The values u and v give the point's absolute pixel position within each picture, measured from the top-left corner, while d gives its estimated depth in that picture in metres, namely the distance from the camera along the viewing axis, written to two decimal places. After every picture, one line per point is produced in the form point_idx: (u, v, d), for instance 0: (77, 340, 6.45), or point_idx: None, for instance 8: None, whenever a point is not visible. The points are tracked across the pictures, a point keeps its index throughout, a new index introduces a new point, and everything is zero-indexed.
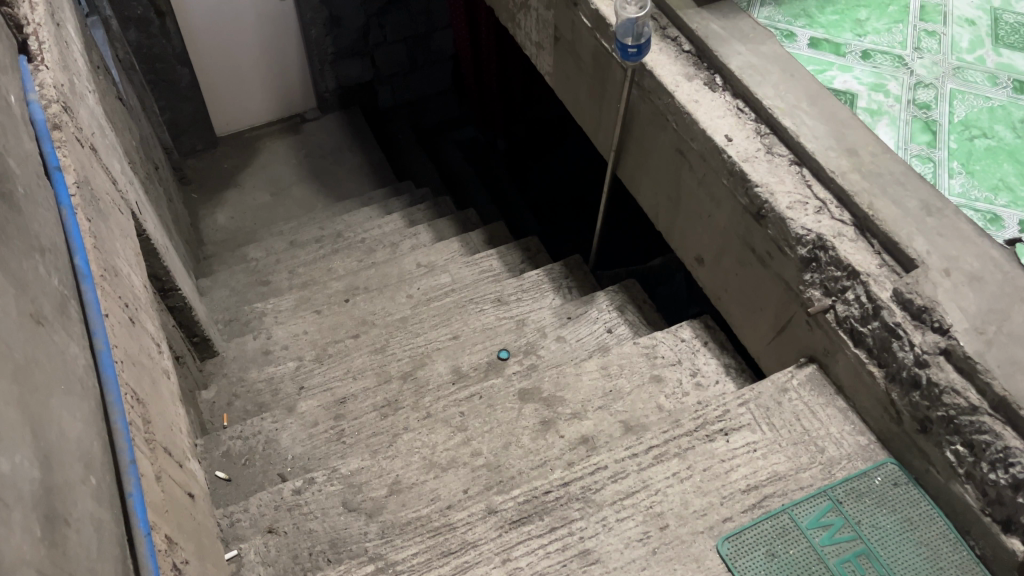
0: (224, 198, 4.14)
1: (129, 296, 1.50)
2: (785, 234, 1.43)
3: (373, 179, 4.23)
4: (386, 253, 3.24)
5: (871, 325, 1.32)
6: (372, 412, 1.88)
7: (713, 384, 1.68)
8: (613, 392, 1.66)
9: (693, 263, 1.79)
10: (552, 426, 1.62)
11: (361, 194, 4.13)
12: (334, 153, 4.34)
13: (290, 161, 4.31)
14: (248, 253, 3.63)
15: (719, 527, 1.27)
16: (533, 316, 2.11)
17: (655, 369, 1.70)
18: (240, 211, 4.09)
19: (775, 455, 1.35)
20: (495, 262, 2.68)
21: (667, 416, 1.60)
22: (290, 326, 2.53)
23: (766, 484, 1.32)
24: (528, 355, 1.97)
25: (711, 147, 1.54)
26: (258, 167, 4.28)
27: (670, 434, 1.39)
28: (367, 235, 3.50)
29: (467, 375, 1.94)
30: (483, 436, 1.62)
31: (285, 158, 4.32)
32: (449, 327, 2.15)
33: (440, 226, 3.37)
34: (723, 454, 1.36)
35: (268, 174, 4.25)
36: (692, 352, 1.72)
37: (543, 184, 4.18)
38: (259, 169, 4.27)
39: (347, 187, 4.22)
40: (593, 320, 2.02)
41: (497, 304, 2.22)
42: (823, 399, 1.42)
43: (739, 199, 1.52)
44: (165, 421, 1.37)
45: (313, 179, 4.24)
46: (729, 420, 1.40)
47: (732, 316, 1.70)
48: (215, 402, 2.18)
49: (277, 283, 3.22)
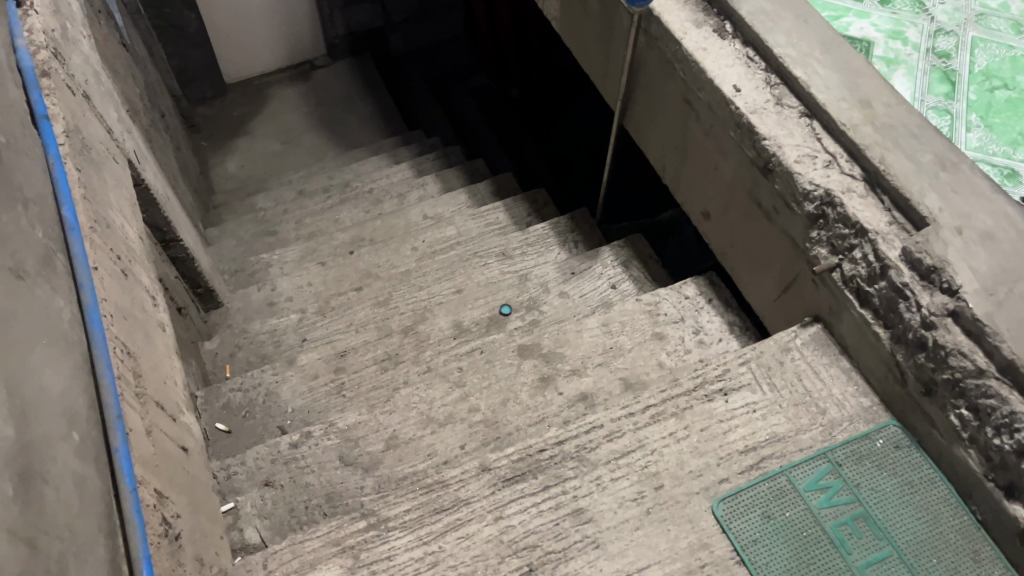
0: (233, 146, 4.10)
1: (124, 249, 1.49)
2: (792, 190, 1.38)
3: (383, 129, 4.19)
4: (393, 204, 3.21)
5: (877, 285, 1.28)
6: (372, 365, 1.87)
7: (716, 343, 1.65)
8: (614, 349, 1.64)
9: (698, 218, 1.73)
10: (551, 383, 1.60)
11: (370, 143, 4.10)
12: (343, 102, 4.30)
13: (299, 109, 4.27)
14: (256, 203, 3.63)
15: (714, 489, 1.26)
16: (537, 270, 2.08)
17: (658, 326, 1.67)
18: (250, 158, 4.06)
19: (775, 417, 1.33)
20: (501, 215, 2.64)
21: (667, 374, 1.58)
22: (295, 278, 2.53)
23: (764, 445, 1.30)
24: (530, 310, 1.93)
25: (719, 97, 1.48)
26: (267, 115, 4.23)
27: (668, 394, 1.36)
28: (376, 185, 3.49)
29: (469, 329, 1.92)
30: (482, 392, 1.60)
31: (294, 105, 4.28)
32: (452, 280, 2.23)
33: (448, 176, 3.32)
34: (722, 414, 1.33)
35: (277, 123, 4.21)
36: (696, 310, 1.69)
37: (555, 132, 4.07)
38: (267, 117, 4.22)
39: (356, 136, 4.18)
40: (597, 275, 1.98)
41: (501, 258, 2.27)
42: (827, 359, 1.39)
43: (746, 153, 1.47)
44: (158, 375, 1.36)
45: (322, 128, 4.20)
46: (729, 379, 1.37)
47: (737, 273, 1.66)
48: (217, 352, 2.16)
49: (285, 235, 3.20)
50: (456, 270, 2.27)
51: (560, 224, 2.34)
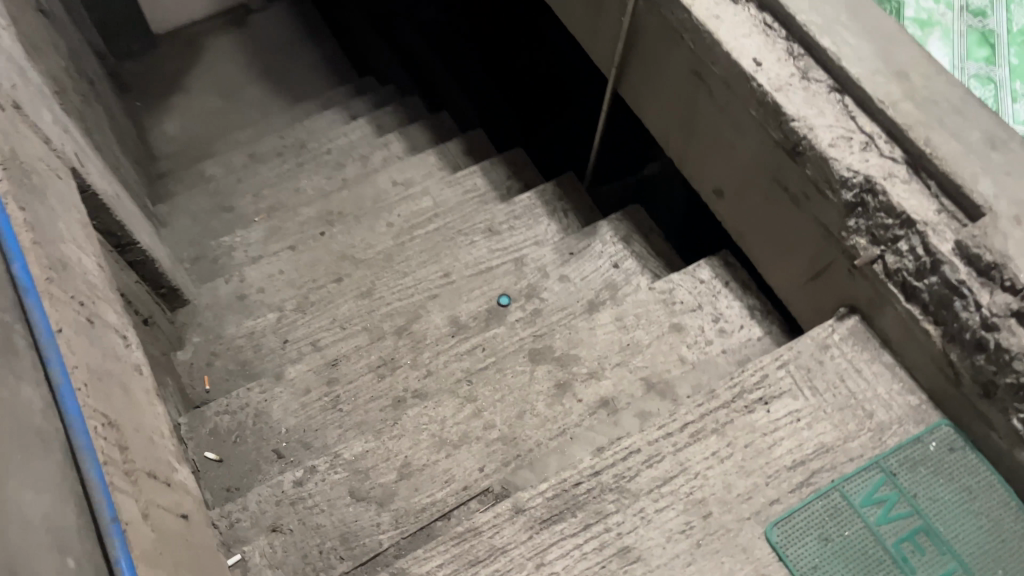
0: (170, 104, 3.84)
1: (85, 288, 1.31)
2: (826, 176, 1.26)
3: (331, 78, 4.02)
4: (357, 168, 3.01)
5: (927, 280, 1.19)
6: (368, 374, 1.73)
7: (738, 330, 1.56)
8: (631, 346, 1.54)
9: (710, 195, 1.61)
10: (568, 389, 1.50)
11: (322, 95, 3.90)
12: (287, 48, 4.10)
13: (238, 60, 4.03)
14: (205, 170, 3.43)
15: (766, 513, 1.18)
16: (531, 251, 1.95)
17: (675, 317, 1.57)
18: (190, 116, 3.82)
19: (820, 425, 1.25)
20: (479, 181, 2.48)
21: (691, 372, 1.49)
22: (265, 266, 2.36)
23: (813, 458, 1.22)
24: (530, 299, 1.81)
25: (737, 73, 1.34)
26: (203, 68, 3.98)
27: (705, 408, 1.27)
28: (333, 145, 3.25)
29: (467, 324, 1.79)
30: (495, 406, 1.49)
31: (232, 55, 4.04)
32: (439, 264, 2.09)
33: (413, 132, 3.12)
34: (765, 427, 1.25)
35: (216, 76, 3.96)
36: (713, 295, 1.59)
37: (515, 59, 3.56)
38: (204, 70, 3.97)
39: (303, 86, 4.00)
40: (598, 255, 1.86)
41: (488, 234, 2.14)
42: (868, 354, 1.31)
43: (770, 133, 1.33)
44: (145, 435, 1.22)
45: (265, 80, 3.99)
46: (769, 386, 1.28)
47: (756, 254, 1.55)
48: (193, 363, 2.00)
49: (243, 210, 2.99)
50: (442, 252, 2.13)
51: (547, 192, 2.20)
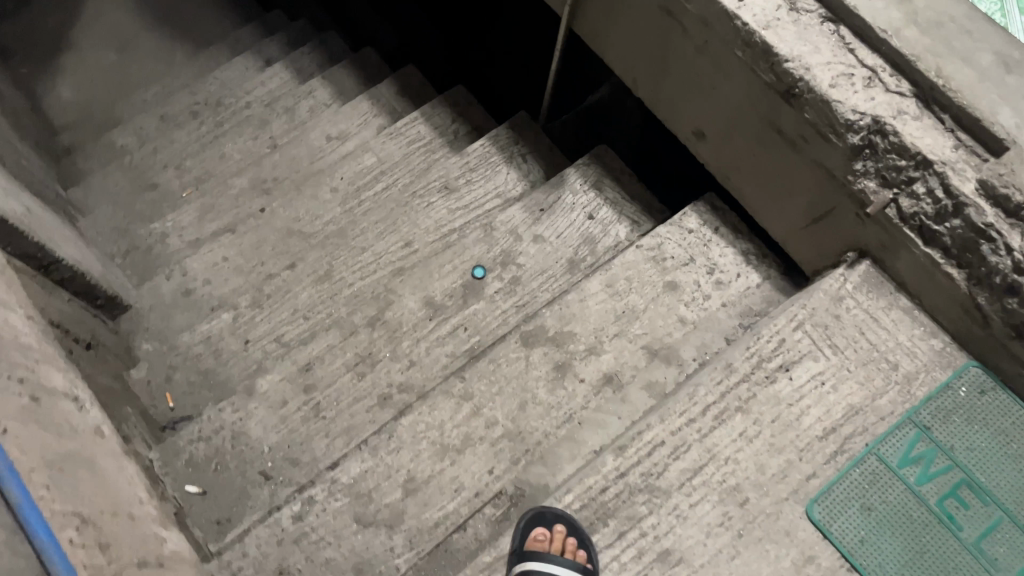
0: (57, 67, 3.44)
1: (19, 354, 1.14)
2: (828, 119, 1.14)
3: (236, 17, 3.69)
4: (283, 125, 2.77)
5: (949, 223, 1.10)
6: (346, 374, 1.61)
7: (735, 280, 1.47)
8: (627, 313, 1.45)
9: (690, 138, 1.49)
10: (568, 370, 1.41)
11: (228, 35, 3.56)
12: None
13: (125, 6, 3.64)
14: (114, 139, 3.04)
15: (804, 490, 1.12)
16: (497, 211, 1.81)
17: (667, 275, 1.48)
18: (84, 79, 3.43)
19: (846, 386, 1.18)
20: (422, 129, 2.30)
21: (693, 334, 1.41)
22: (206, 254, 2.17)
23: (844, 423, 1.16)
24: (506, 267, 1.69)
25: (716, 11, 1.20)
26: (88, 20, 3.59)
27: (725, 385, 1.19)
28: (252, 95, 2.98)
29: (443, 303, 1.67)
30: (494, 400, 1.39)
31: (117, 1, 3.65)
32: (398, 233, 1.95)
33: (337, 75, 2.87)
34: (789, 397, 1.18)
35: (104, 27, 3.58)
36: (704, 245, 1.50)
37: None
38: (89, 22, 3.58)
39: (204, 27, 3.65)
40: (570, 208, 1.75)
41: (445, 193, 2.00)
42: (884, 302, 1.23)
43: (759, 75, 1.20)
44: (124, 514, 1.09)
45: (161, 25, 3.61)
46: (788, 351, 1.21)
47: (746, 196, 1.44)
48: (150, 380, 1.85)
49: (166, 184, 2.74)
50: (399, 220, 1.98)
51: (500, 137, 2.05)
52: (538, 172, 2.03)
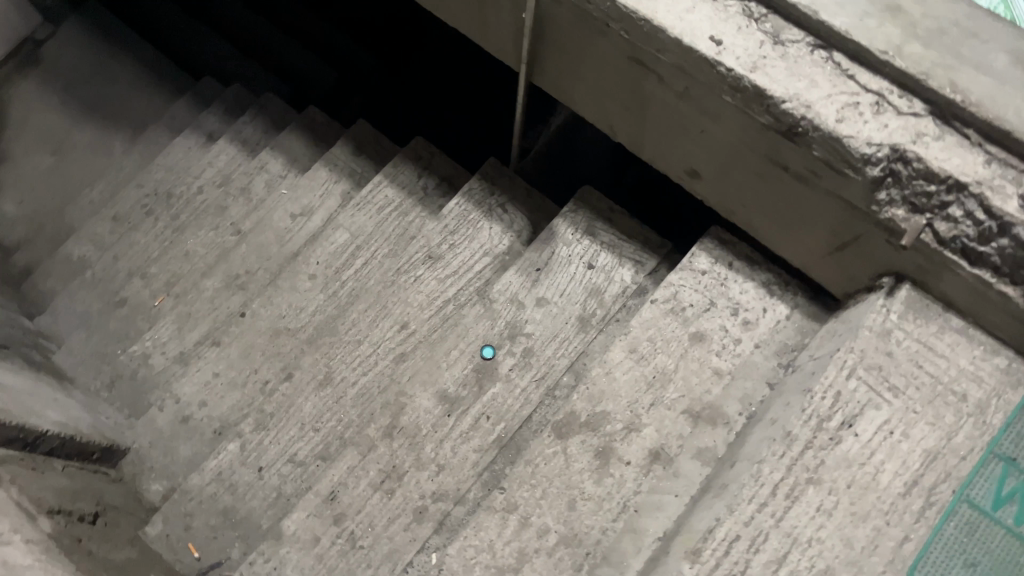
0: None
1: None
2: (841, 155, 1.05)
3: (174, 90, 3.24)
4: (242, 207, 2.53)
5: (997, 243, 1.01)
6: (375, 494, 1.50)
7: (763, 316, 1.38)
8: (659, 378, 1.35)
9: (684, 176, 1.39)
10: (611, 455, 1.31)
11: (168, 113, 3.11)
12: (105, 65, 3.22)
13: (49, 97, 3.11)
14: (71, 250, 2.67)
15: (900, 558, 1.03)
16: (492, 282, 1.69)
17: (691, 326, 1.38)
18: (20, 188, 2.93)
19: (917, 429, 1.09)
20: (390, 192, 2.17)
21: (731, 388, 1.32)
22: (195, 375, 2.04)
23: (925, 472, 1.07)
24: (516, 340, 1.59)
25: (695, 58, 1.11)
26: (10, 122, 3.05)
27: (789, 457, 1.09)
28: (199, 181, 2.67)
29: (458, 394, 1.56)
30: (540, 505, 1.29)
31: (39, 94, 3.11)
32: (391, 316, 1.82)
33: (286, 141, 2.70)
34: (860, 455, 1.08)
35: (30, 126, 3.05)
36: (721, 284, 1.40)
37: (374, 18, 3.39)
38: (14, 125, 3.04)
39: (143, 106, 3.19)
40: (567, 262, 1.65)
41: (430, 263, 1.88)
42: (935, 326, 1.14)
43: (754, 115, 1.12)
44: None
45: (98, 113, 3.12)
46: (847, 404, 1.11)
47: (757, 229, 1.35)
48: (169, 533, 1.72)
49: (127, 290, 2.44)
50: (388, 301, 1.85)
51: (475, 191, 1.95)
52: (521, 219, 1.93)
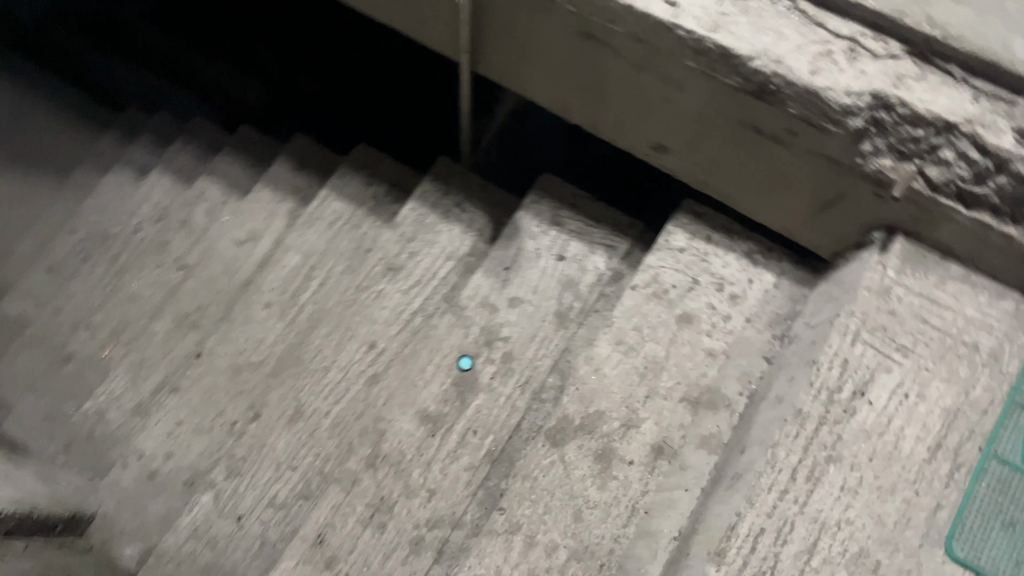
0: None
1: None
2: (819, 109, 0.99)
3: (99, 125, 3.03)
4: (185, 239, 2.37)
5: (993, 183, 0.96)
6: (367, 530, 1.40)
7: (749, 288, 1.30)
8: (651, 367, 1.27)
9: (649, 153, 1.31)
10: (612, 456, 1.23)
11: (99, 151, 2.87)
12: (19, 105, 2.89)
13: None
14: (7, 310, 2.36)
15: (934, 528, 0.97)
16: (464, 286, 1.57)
17: (676, 308, 1.30)
18: None
19: (933, 387, 1.02)
20: (337, 206, 2.08)
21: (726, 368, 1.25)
22: (156, 426, 1.92)
23: (947, 432, 1.00)
24: (494, 346, 1.50)
25: (652, 24, 1.04)
26: None
27: (804, 437, 1.02)
28: (135, 217, 2.49)
29: (440, 412, 1.47)
30: (545, 520, 1.21)
31: None
32: (357, 336, 1.73)
33: (224, 168, 2.58)
34: (877, 424, 1.02)
35: None
36: (702, 260, 1.33)
37: (299, 22, 3.33)
38: None
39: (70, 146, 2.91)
40: (535, 256, 1.56)
41: (391, 275, 1.79)
42: (934, 277, 1.08)
43: (721, 78, 1.05)
44: None
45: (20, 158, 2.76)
46: (856, 372, 1.04)
47: (733, 197, 1.28)
48: None
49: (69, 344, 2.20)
50: (351, 322, 1.75)
51: (428, 193, 1.88)
52: (480, 218, 1.85)
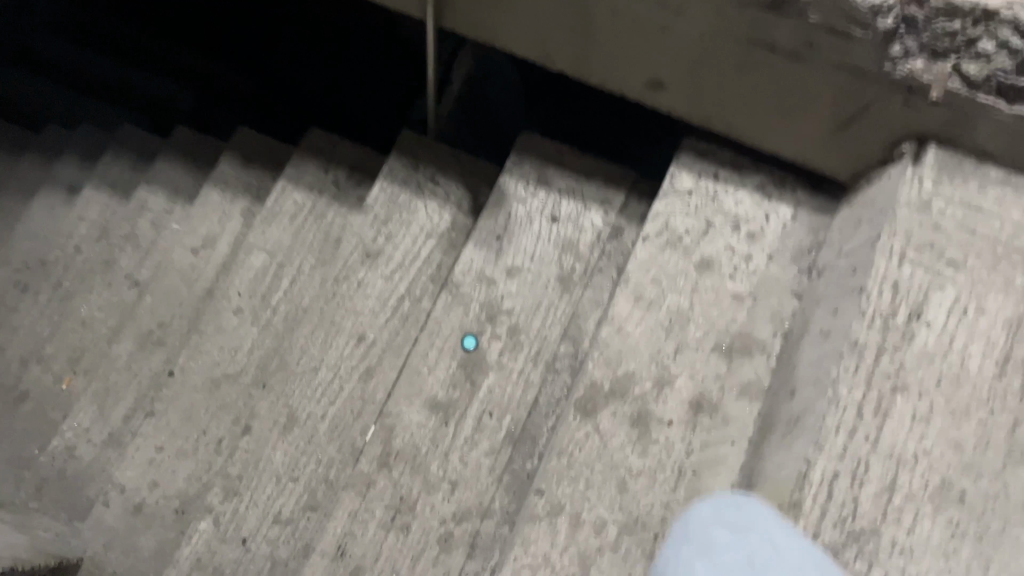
0: None
1: None
2: (846, 11, 0.94)
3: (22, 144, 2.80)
4: (132, 254, 2.18)
5: None
6: (391, 534, 1.30)
7: (767, 224, 1.23)
8: (678, 319, 1.19)
9: (644, 93, 1.22)
10: (649, 418, 1.15)
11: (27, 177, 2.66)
12: None
13: None
14: None
15: (1016, 447, 0.91)
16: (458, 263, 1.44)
17: (694, 254, 1.22)
18: None
19: (991, 300, 0.96)
20: (298, 197, 1.91)
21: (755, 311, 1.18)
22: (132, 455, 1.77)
23: (1013, 346, 0.95)
24: (498, 320, 1.40)
25: None
26: None
27: (865, 370, 0.95)
28: (74, 237, 2.31)
29: (450, 398, 1.36)
30: (589, 496, 1.12)
31: None
32: (344, 330, 1.61)
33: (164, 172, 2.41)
34: (940, 346, 0.95)
35: None
36: (713, 201, 1.25)
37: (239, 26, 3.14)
38: None
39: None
40: (527, 220, 1.46)
41: (370, 262, 1.66)
42: (974, 184, 1.01)
43: None
44: None
45: None
46: (908, 294, 0.97)
47: (738, 131, 1.19)
48: None
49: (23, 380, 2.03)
50: (335, 316, 1.63)
51: (397, 170, 1.74)
52: (457, 189, 1.73)
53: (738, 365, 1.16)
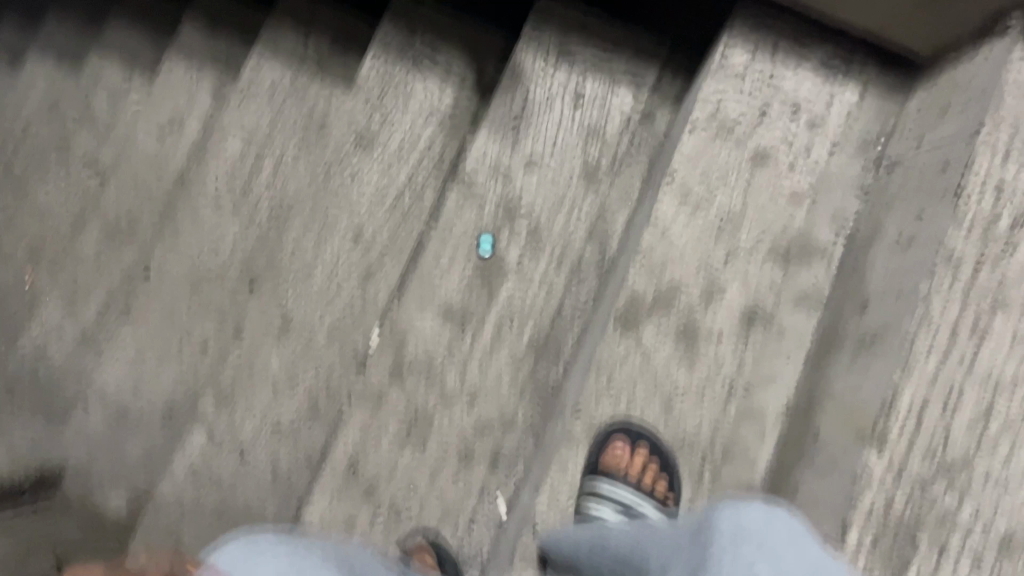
0: None
1: None
2: None
3: None
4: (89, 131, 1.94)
5: None
6: (409, 451, 1.21)
7: (830, 110, 1.08)
8: (731, 219, 1.06)
9: None
10: (697, 331, 1.04)
11: None
12: None
13: None
14: None
15: None
16: (470, 155, 1.28)
17: (747, 146, 1.08)
18: None
19: None
20: (274, 75, 1.56)
21: (816, 211, 1.06)
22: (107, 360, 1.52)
23: None
24: (518, 218, 1.26)
25: None
26: None
27: (962, 286, 0.84)
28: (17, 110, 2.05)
29: (467, 304, 1.24)
30: (633, 417, 1.02)
31: None
32: (339, 224, 1.41)
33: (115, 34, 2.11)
34: None
35: None
36: (770, 82, 1.09)
37: None
38: None
39: None
40: (547, 105, 1.29)
41: (362, 149, 1.43)
42: None
43: None
44: None
45: None
46: (1013, 198, 0.85)
47: None
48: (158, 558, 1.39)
49: None
50: (327, 212, 1.42)
51: (389, 39, 1.43)
52: (460, 61, 1.44)
53: (797, 273, 1.05)
